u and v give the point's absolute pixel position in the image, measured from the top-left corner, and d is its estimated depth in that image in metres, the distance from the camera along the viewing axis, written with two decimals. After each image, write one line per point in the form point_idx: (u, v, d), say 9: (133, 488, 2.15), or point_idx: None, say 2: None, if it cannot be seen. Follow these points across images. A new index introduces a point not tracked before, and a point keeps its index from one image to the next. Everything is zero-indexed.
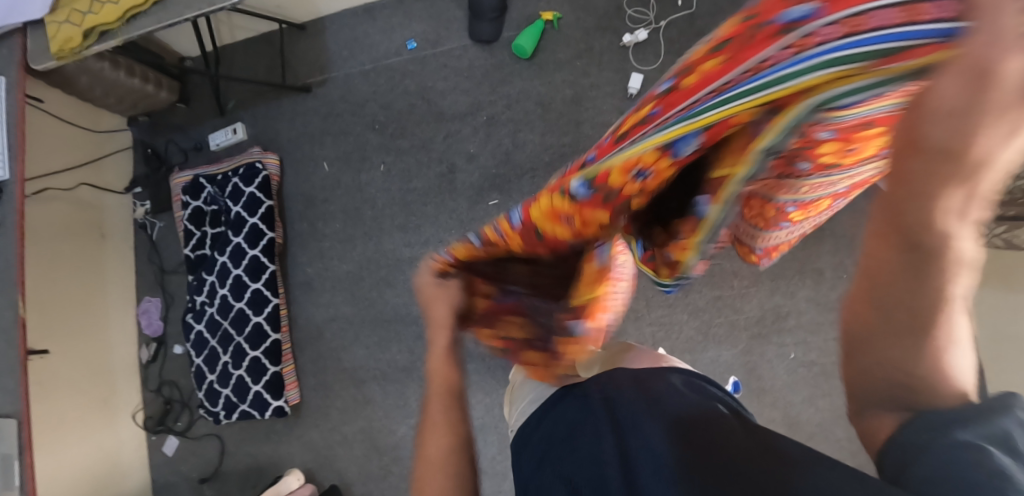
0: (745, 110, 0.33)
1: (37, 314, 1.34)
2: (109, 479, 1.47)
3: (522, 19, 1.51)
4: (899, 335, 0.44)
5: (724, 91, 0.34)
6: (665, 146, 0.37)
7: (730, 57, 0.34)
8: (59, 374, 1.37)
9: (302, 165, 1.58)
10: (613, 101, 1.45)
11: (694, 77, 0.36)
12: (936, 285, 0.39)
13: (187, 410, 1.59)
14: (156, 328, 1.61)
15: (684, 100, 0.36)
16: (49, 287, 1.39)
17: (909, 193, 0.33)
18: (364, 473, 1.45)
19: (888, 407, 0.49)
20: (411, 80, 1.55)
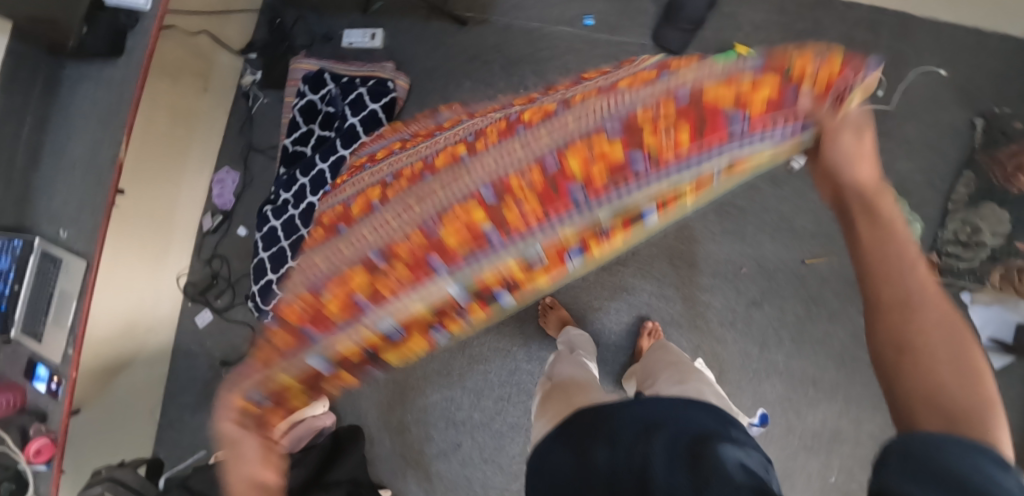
0: (714, 172, 0.84)
1: (135, 156, 1.30)
2: (142, 330, 1.45)
3: (712, 43, 1.42)
4: (918, 364, 0.50)
5: (716, 153, 0.82)
6: (654, 204, 0.88)
7: (699, 130, 0.81)
8: (128, 217, 1.32)
9: (428, 98, 1.48)
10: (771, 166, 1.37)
11: (683, 140, 0.82)
12: (933, 321, 0.51)
13: (231, 291, 1.57)
14: (225, 203, 1.58)
15: (694, 154, 0.82)
16: (150, 135, 1.33)
17: (865, 237, 0.60)
18: (382, 420, 1.45)
19: (934, 418, 0.47)
20: (575, 59, 1.44)
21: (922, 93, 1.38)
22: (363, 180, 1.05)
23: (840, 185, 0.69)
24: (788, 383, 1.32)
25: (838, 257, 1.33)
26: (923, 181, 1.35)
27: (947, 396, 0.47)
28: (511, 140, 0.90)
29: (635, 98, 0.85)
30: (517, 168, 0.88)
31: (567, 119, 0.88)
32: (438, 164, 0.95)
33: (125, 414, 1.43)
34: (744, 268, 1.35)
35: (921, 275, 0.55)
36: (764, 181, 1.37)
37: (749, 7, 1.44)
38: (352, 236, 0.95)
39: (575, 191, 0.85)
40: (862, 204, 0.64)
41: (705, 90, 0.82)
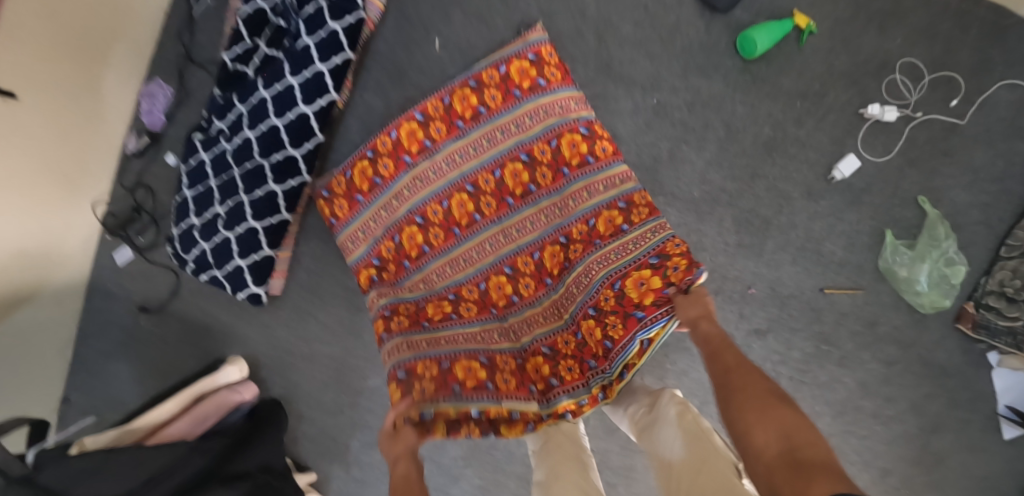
0: (649, 343, 0.92)
1: (18, 45, 1.00)
2: (48, 262, 1.20)
3: (766, 9, 1.15)
4: (750, 403, 0.67)
5: (640, 335, 0.91)
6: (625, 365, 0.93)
7: (626, 304, 0.93)
8: (18, 128, 1.04)
9: (410, 25, 1.20)
10: (807, 172, 1.15)
11: (613, 313, 0.94)
12: (751, 380, 0.71)
13: (156, 227, 1.35)
14: (155, 121, 1.32)
15: (623, 338, 0.92)
16: (41, 18, 1.03)
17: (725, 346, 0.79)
18: (314, 398, 1.26)
19: (763, 436, 0.62)
20: (595, 4, 1.17)
21: (1002, 109, 1.14)
22: (422, 284, 1.10)
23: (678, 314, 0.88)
24: None
25: (864, 292, 1.14)
26: (978, 217, 1.14)
27: (770, 419, 0.64)
28: (543, 294, 1.05)
29: (613, 270, 0.96)
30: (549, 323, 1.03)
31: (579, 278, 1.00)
32: (460, 219, 1.11)
33: (25, 359, 1.17)
34: (753, 289, 1.15)
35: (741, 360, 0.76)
36: (796, 189, 1.15)
37: None
38: (436, 336, 1.05)
39: (592, 360, 0.97)
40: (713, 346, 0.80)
41: (628, 275, 0.94)
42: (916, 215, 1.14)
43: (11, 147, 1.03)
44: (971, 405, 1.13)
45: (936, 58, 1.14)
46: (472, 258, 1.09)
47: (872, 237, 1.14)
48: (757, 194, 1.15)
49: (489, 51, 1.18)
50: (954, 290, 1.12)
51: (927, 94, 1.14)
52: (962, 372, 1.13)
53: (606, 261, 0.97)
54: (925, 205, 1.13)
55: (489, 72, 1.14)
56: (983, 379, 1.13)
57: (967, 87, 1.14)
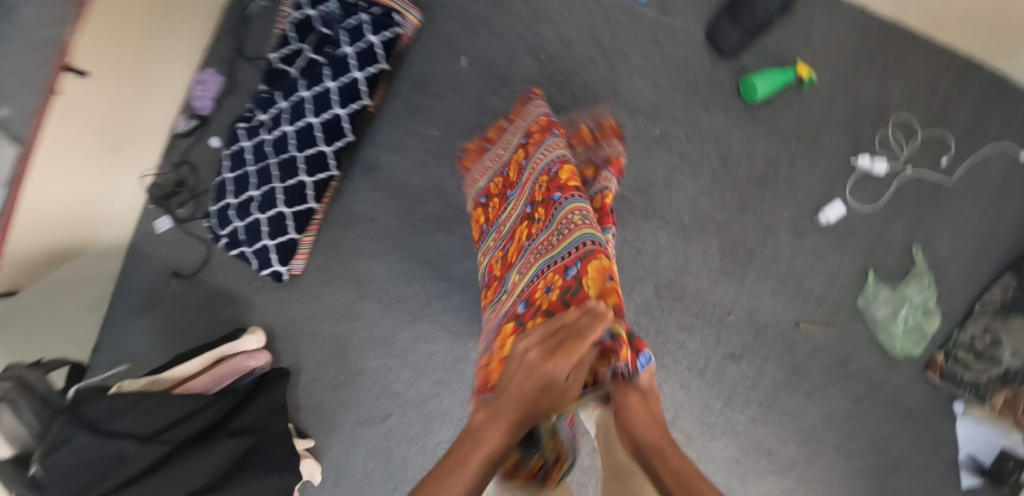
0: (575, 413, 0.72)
1: (95, 34, 1.11)
2: (94, 223, 1.36)
3: (772, 54, 1.21)
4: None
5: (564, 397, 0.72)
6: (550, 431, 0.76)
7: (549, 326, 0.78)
8: (91, 107, 1.18)
9: (439, 40, 1.29)
10: (795, 211, 1.21)
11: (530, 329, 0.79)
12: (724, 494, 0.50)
13: (195, 202, 1.49)
14: (205, 106, 1.45)
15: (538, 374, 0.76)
16: (120, 11, 1.15)
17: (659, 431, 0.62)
18: (317, 371, 1.37)
19: None
20: (612, 35, 1.24)
21: (992, 172, 1.18)
22: (484, 258, 1.10)
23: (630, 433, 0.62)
24: (740, 444, 1.21)
25: (838, 330, 1.20)
26: (959, 271, 1.19)
27: None
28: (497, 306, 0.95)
29: (546, 264, 0.86)
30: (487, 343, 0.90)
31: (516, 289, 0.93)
32: (513, 178, 1.09)
33: (58, 306, 1.33)
34: (731, 316, 1.22)
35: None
36: (784, 227, 1.21)
37: (830, 18, 1.20)
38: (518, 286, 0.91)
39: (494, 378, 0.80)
40: (657, 431, 0.62)
41: (544, 278, 0.84)
42: (898, 263, 1.19)
43: (75, 123, 1.15)
44: (931, 449, 1.18)
45: (932, 116, 1.19)
46: (492, 249, 1.07)
47: (853, 278, 1.19)
48: (745, 228, 1.21)
49: (508, 69, 1.26)
50: (924, 340, 1.17)
51: (917, 151, 1.19)
52: (926, 417, 1.19)
53: (534, 262, 0.89)
54: (918, 254, 1.18)
55: (519, 104, 1.25)
56: (948, 427, 1.18)
57: (957, 147, 1.19)
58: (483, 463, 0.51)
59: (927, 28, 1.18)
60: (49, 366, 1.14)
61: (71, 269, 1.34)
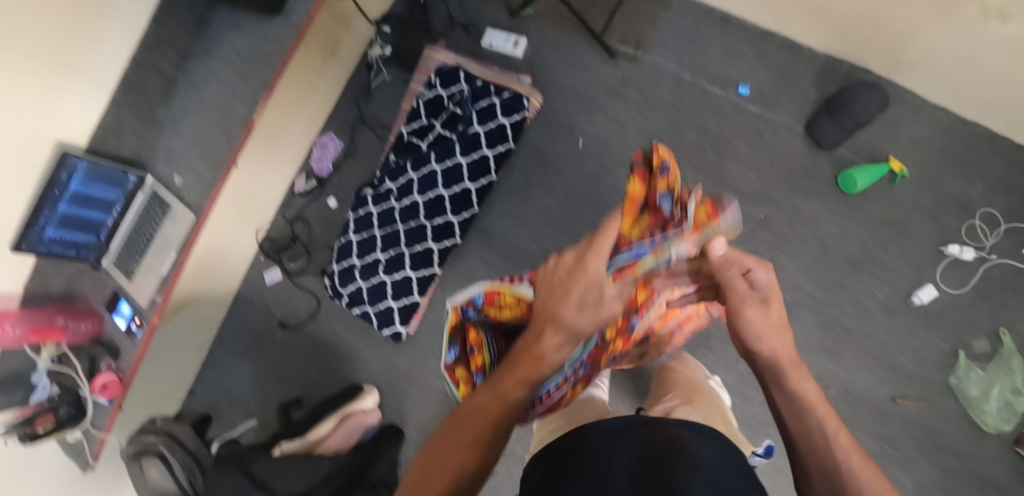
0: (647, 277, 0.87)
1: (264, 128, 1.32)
2: (213, 274, 1.42)
3: (867, 148, 1.32)
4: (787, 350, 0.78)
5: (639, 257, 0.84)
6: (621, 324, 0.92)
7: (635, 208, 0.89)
8: (246, 184, 1.37)
9: (558, 121, 1.40)
10: (890, 293, 1.29)
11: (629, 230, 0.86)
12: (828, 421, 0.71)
13: (306, 257, 1.54)
14: (323, 168, 1.52)
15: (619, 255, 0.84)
16: (281, 106, 1.34)
17: (780, 342, 0.77)
18: (423, 426, 1.41)
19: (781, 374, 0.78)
20: (717, 126, 1.35)
21: None
22: None
23: (760, 353, 0.78)
24: None
25: (930, 405, 1.26)
26: None
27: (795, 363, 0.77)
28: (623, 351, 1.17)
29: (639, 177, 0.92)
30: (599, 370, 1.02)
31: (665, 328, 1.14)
32: None
33: (178, 346, 1.43)
34: (830, 390, 1.29)
35: (870, 472, 0.65)
36: (877, 306, 1.29)
37: (918, 119, 1.30)
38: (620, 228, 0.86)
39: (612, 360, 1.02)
40: (775, 345, 0.77)
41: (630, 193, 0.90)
42: (989, 345, 1.26)
43: (232, 197, 1.35)
44: None
45: (1015, 208, 1.27)
46: None
47: (944, 358, 1.27)
48: (843, 307, 1.30)
49: (621, 152, 1.37)
50: (1015, 418, 1.23)
51: (1002, 239, 1.28)
52: None
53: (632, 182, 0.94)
54: (1006, 336, 1.25)
55: None
56: None
57: None
58: (531, 355, 0.71)
59: (1010, 133, 1.26)
60: (188, 421, 1.22)
61: (188, 317, 1.41)
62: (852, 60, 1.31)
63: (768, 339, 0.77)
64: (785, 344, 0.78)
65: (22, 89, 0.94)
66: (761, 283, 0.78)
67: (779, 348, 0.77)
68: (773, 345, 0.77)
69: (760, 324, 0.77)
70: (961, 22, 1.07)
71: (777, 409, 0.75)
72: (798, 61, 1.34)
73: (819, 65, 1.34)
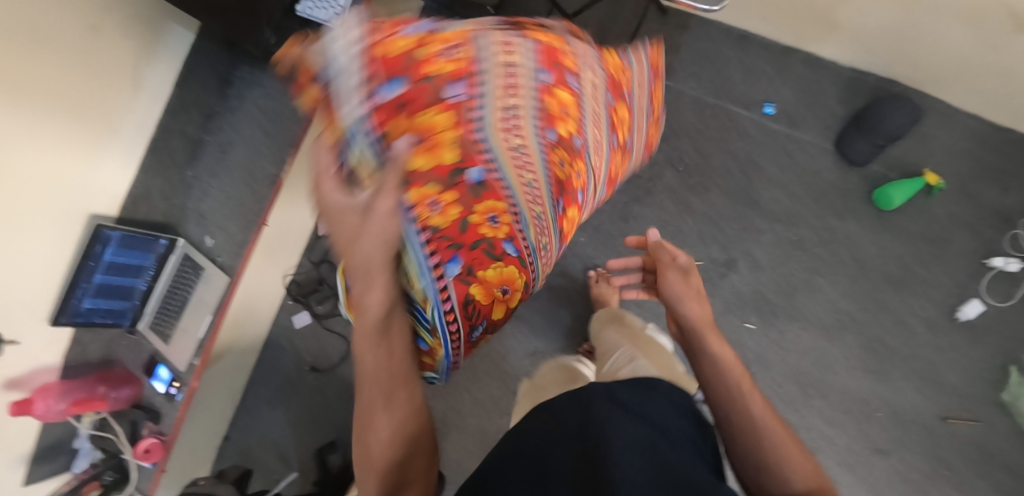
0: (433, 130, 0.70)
1: None
2: (243, 323, 1.42)
3: (901, 161, 1.28)
4: (704, 323, 0.80)
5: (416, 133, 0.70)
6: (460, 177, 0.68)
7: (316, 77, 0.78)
8: (278, 234, 1.39)
9: None
10: (933, 310, 1.26)
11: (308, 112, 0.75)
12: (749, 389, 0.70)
13: (334, 299, 1.51)
14: None
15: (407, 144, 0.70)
16: None
17: (700, 307, 0.82)
18: (461, 466, 1.38)
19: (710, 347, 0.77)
20: (744, 148, 1.33)
21: None
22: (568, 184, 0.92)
23: (682, 313, 0.81)
24: None
25: (982, 423, 1.23)
26: None
27: (712, 335, 0.78)
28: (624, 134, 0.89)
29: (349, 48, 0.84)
30: (543, 230, 0.73)
31: (595, 81, 0.81)
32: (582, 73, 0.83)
33: (215, 396, 1.44)
34: (878, 412, 1.25)
35: (778, 426, 0.67)
36: (921, 324, 1.26)
37: (952, 129, 1.27)
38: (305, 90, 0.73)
39: (564, 203, 0.75)
40: (700, 311, 0.81)
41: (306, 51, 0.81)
42: None
43: (265, 249, 1.37)
44: None
45: None
46: None
47: (995, 375, 1.23)
48: (886, 326, 1.27)
49: (648, 180, 1.35)
50: None
51: None
52: None
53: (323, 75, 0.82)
54: None
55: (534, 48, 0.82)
56: None
57: None
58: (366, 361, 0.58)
59: None
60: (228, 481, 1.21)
61: (225, 364, 1.43)
62: (879, 73, 1.28)
63: (685, 303, 0.82)
64: (701, 301, 0.84)
65: (53, 168, 0.95)
66: (682, 260, 0.89)
67: (695, 314, 0.81)
68: (690, 305, 0.82)
69: (677, 291, 0.84)
70: (992, 34, 1.03)
71: (696, 371, 0.77)
72: (824, 76, 1.31)
73: (845, 80, 1.30)
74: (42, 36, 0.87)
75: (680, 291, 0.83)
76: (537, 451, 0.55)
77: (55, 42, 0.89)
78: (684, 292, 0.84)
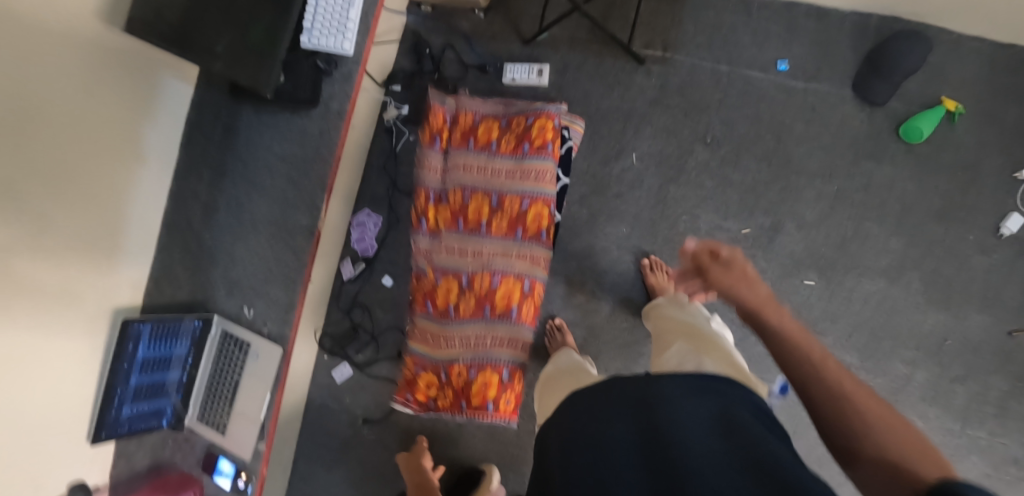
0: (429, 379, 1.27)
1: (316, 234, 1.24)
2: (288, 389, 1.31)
3: (919, 94, 1.29)
4: (762, 300, 0.77)
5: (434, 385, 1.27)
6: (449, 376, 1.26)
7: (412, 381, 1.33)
8: None
9: (605, 142, 1.34)
10: (979, 232, 1.28)
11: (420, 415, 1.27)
12: (815, 353, 0.66)
13: (374, 344, 1.43)
14: (367, 247, 1.42)
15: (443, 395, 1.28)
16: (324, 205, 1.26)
17: (760, 289, 0.79)
18: None
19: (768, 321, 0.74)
20: (767, 111, 1.32)
21: None
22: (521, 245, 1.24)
23: (737, 298, 0.80)
24: (986, 461, 1.25)
25: None
26: None
27: (771, 309, 0.75)
28: (492, 184, 1.24)
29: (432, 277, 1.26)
30: (485, 339, 1.24)
31: (438, 248, 1.26)
32: (467, 214, 1.24)
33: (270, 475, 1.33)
34: (947, 342, 1.27)
35: (855, 387, 0.62)
36: (971, 249, 1.28)
37: (959, 56, 1.29)
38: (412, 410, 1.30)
39: (488, 308, 1.22)
40: (763, 295, 0.78)
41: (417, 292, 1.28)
42: None
43: None
44: None
45: None
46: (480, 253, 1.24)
47: None
48: (938, 258, 1.28)
49: (679, 159, 1.32)
50: None
51: None
52: None
53: None
54: None
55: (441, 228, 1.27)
56: None
57: None
58: None
59: None
60: None
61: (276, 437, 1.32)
62: (881, 13, 1.29)
63: (743, 288, 0.80)
64: (759, 286, 0.80)
65: (64, 255, 0.83)
66: (728, 253, 0.86)
67: (751, 294, 0.78)
68: (749, 289, 0.80)
69: (728, 283, 0.82)
70: None
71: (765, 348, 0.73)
72: (830, 25, 1.31)
73: (850, 25, 1.30)
74: (41, 106, 0.76)
75: (737, 282, 0.82)
76: (607, 413, 0.64)
77: (48, 115, 0.78)
78: (738, 282, 0.82)
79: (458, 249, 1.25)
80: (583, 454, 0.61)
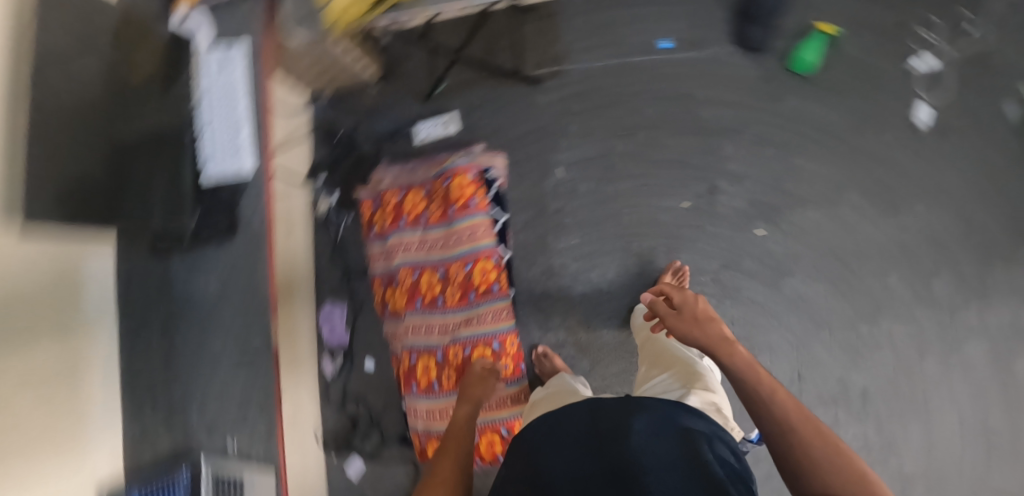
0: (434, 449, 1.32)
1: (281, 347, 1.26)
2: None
3: (796, 27, 1.35)
4: (718, 342, 0.84)
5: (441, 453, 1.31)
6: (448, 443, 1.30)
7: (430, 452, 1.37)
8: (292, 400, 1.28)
9: (528, 166, 1.38)
10: (898, 132, 1.32)
11: None
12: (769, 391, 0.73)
13: (377, 428, 1.40)
14: (341, 338, 1.43)
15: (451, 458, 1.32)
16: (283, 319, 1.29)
17: (714, 329, 0.86)
18: None
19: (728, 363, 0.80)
20: (666, 87, 1.36)
21: None
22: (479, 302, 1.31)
23: (695, 343, 0.86)
24: (985, 341, 1.26)
25: (994, 203, 1.28)
26: None
27: (728, 350, 0.82)
28: (434, 257, 1.32)
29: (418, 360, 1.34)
30: None
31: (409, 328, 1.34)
32: (422, 291, 1.33)
33: None
34: (907, 243, 1.30)
35: (803, 422, 0.68)
36: (896, 150, 1.32)
37: None
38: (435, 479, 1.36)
39: None
40: (718, 334, 0.85)
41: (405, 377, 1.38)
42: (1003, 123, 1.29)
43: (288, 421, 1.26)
44: None
45: None
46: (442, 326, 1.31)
47: (977, 157, 1.29)
48: (869, 168, 1.32)
49: (602, 158, 1.36)
50: None
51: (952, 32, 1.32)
52: None
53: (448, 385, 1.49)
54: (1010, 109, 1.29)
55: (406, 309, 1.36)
56: None
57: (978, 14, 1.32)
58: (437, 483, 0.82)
59: None
60: None
61: None
62: None
63: (697, 332, 0.87)
64: (713, 326, 0.86)
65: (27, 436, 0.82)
66: (680, 298, 0.93)
67: (707, 338, 0.85)
68: (704, 333, 0.86)
69: (683, 329, 0.89)
70: None
71: None
72: None
73: None
74: None
75: (694, 326, 0.88)
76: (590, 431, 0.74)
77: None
78: (696, 325, 0.88)
79: (424, 325, 1.33)
80: (562, 463, 0.72)
